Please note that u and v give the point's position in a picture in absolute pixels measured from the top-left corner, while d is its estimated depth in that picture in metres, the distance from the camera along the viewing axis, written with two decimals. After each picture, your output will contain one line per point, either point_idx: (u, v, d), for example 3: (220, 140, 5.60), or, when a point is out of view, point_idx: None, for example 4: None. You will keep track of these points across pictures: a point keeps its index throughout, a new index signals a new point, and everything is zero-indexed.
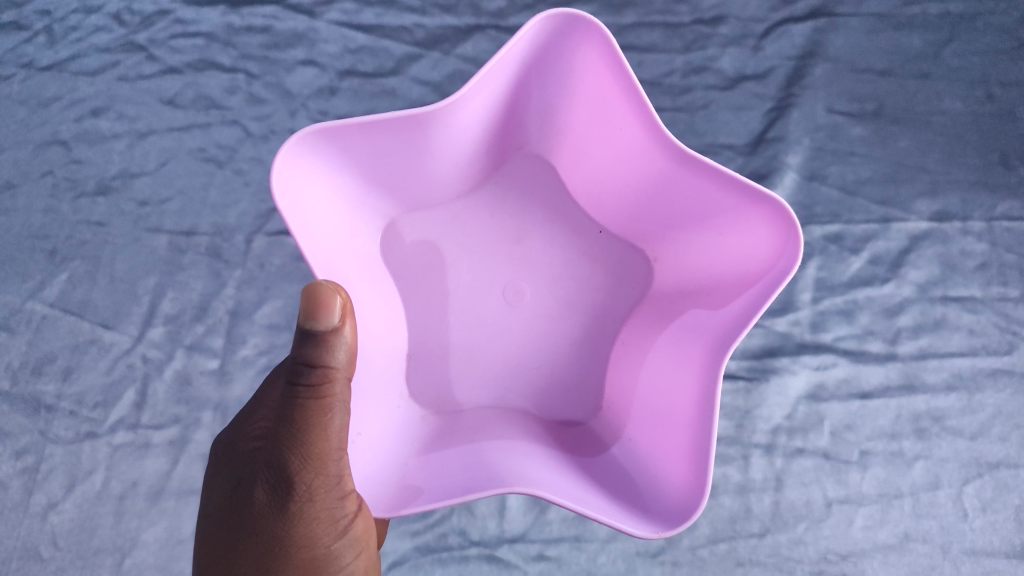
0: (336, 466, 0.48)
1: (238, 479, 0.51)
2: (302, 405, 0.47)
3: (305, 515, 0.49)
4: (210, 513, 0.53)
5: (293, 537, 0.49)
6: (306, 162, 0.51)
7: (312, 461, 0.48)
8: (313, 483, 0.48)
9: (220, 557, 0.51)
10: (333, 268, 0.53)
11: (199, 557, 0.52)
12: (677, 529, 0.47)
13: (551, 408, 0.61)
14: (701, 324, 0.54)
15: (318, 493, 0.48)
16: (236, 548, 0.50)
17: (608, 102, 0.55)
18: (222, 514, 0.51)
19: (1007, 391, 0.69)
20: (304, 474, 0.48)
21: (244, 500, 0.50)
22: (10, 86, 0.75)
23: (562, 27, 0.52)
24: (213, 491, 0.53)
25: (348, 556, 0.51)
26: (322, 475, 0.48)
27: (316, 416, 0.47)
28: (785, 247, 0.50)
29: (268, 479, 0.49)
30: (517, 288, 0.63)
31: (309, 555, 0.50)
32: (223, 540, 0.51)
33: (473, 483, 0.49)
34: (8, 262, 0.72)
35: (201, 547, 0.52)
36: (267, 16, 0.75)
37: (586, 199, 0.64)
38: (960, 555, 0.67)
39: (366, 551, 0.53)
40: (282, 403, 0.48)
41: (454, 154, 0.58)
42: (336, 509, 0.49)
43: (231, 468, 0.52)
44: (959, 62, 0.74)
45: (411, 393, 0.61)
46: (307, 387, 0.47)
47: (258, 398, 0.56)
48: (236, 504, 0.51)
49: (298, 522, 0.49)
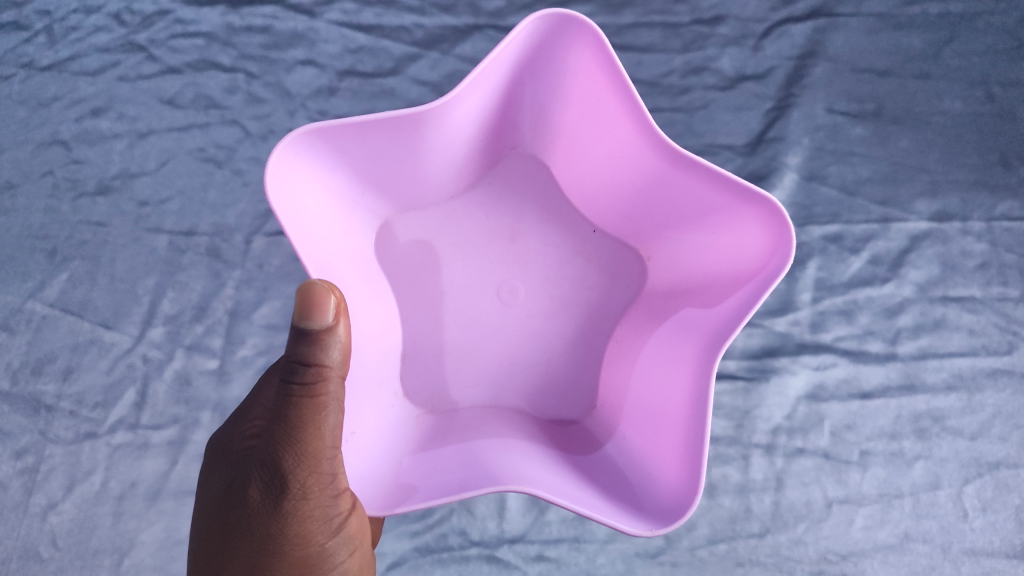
0: (330, 465, 0.48)
1: (232, 478, 0.51)
2: (296, 404, 0.47)
3: (299, 513, 0.49)
4: (204, 512, 0.53)
5: (288, 535, 0.49)
6: (300, 162, 0.51)
7: (306, 459, 0.48)
8: (308, 480, 0.48)
9: (214, 556, 0.51)
10: (327, 268, 0.53)
11: (193, 556, 0.52)
12: (670, 526, 0.47)
13: (545, 407, 0.61)
14: (694, 323, 0.54)
15: (312, 491, 0.48)
16: (231, 546, 0.50)
17: (602, 101, 0.55)
18: (216, 513, 0.51)
19: (1007, 391, 0.69)
20: (298, 472, 0.48)
21: (238, 499, 0.50)
22: (11, 86, 0.75)
23: (555, 28, 0.52)
24: (207, 489, 0.53)
25: (342, 554, 0.51)
26: (316, 473, 0.48)
27: (310, 414, 0.47)
28: (777, 245, 0.50)
29: (262, 477, 0.49)
30: (511, 287, 0.63)
31: (303, 553, 0.50)
32: (216, 539, 0.51)
33: (467, 481, 0.49)
34: (8, 263, 0.72)
35: (195, 546, 0.52)
36: (267, 16, 0.75)
37: (580, 198, 0.64)
38: (960, 555, 0.67)
39: (360, 549, 0.53)
40: (277, 402, 0.48)
41: (448, 153, 0.58)
42: (330, 507, 0.49)
43: (225, 467, 0.52)
44: (959, 62, 0.74)
45: (406, 392, 0.61)
46: (301, 385, 0.47)
47: (252, 397, 0.56)
48: (230, 502, 0.50)
49: (292, 520, 0.49)
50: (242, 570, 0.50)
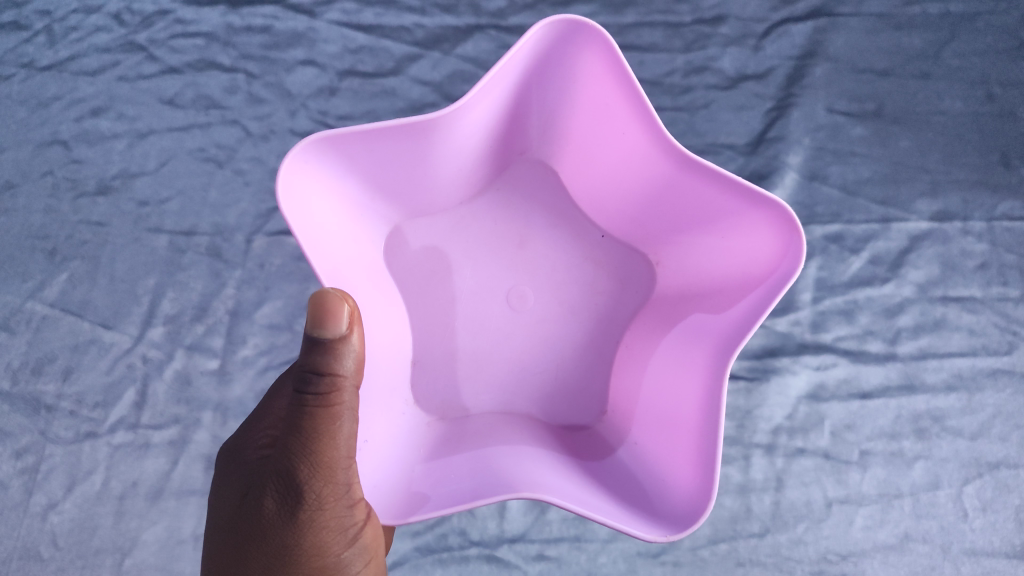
0: (345, 475, 0.48)
1: (246, 487, 0.52)
2: (310, 413, 0.47)
3: (315, 524, 0.49)
4: (217, 521, 0.53)
5: (304, 545, 0.49)
6: (311, 169, 0.51)
7: (321, 469, 0.48)
8: (323, 491, 0.48)
9: (230, 565, 0.51)
10: (339, 275, 0.53)
11: (207, 567, 0.52)
12: (685, 532, 0.47)
13: (556, 412, 0.61)
14: (705, 328, 0.54)
15: (328, 501, 0.48)
16: (247, 557, 0.50)
17: (611, 106, 0.55)
18: (230, 522, 0.51)
19: (1007, 391, 0.69)
20: (313, 482, 0.48)
21: (253, 509, 0.50)
22: (10, 86, 0.75)
23: (563, 34, 0.52)
24: (222, 499, 0.53)
25: (358, 564, 0.51)
26: (331, 483, 0.48)
27: (324, 424, 0.47)
28: (787, 249, 0.50)
29: (277, 487, 0.49)
30: (521, 293, 0.63)
31: (319, 563, 0.50)
32: (232, 549, 0.51)
33: (478, 488, 0.49)
34: (8, 262, 0.72)
35: (210, 555, 0.52)
36: (267, 16, 0.75)
37: (588, 203, 0.64)
38: (960, 555, 0.67)
39: (376, 559, 0.53)
40: (291, 410, 0.48)
41: (458, 159, 0.58)
42: (346, 517, 0.49)
43: (240, 476, 0.53)
44: (958, 62, 0.74)
45: (417, 399, 0.60)
46: (315, 395, 0.47)
47: (264, 406, 0.57)
48: (245, 513, 0.51)
49: (308, 531, 0.49)
50: None
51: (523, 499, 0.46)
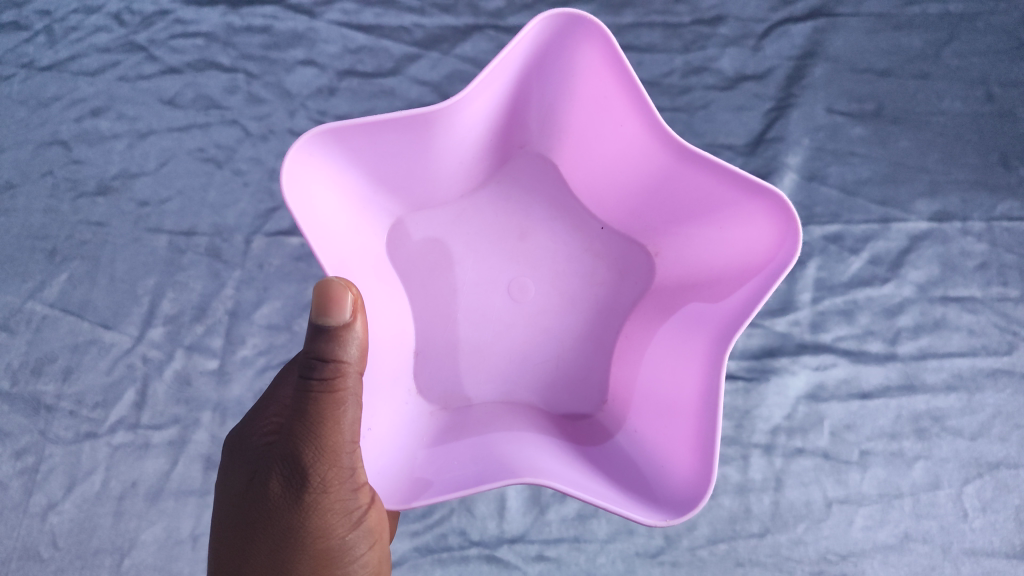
0: (350, 459, 0.49)
1: (253, 472, 0.52)
2: (317, 398, 0.48)
3: (319, 507, 0.49)
4: (224, 505, 0.53)
5: (309, 528, 0.50)
6: (315, 161, 0.51)
7: (327, 453, 0.48)
8: (327, 475, 0.48)
9: (237, 548, 0.51)
10: (343, 266, 0.53)
11: (213, 551, 0.52)
12: (686, 516, 0.47)
13: (557, 402, 0.61)
14: (704, 316, 0.54)
15: (333, 484, 0.49)
16: (253, 540, 0.50)
17: (609, 100, 0.55)
18: (237, 506, 0.52)
19: (1007, 391, 0.69)
20: (318, 466, 0.48)
21: (260, 492, 0.50)
22: (10, 86, 0.75)
23: (561, 28, 0.52)
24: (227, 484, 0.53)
25: (362, 547, 0.52)
26: (336, 467, 0.48)
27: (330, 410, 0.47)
28: (783, 239, 0.50)
29: (283, 471, 0.50)
30: (522, 285, 0.63)
31: (324, 545, 0.50)
32: (238, 533, 0.51)
33: (478, 475, 0.49)
34: (8, 263, 0.72)
35: (216, 540, 0.52)
36: (267, 16, 0.75)
37: (587, 195, 0.64)
38: (960, 555, 0.67)
39: (381, 542, 0.53)
40: (297, 397, 0.49)
41: (458, 151, 0.58)
42: (350, 501, 0.49)
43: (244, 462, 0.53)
44: (958, 61, 0.74)
45: (420, 390, 0.60)
46: (320, 381, 0.47)
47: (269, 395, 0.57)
48: (252, 496, 0.51)
49: (313, 514, 0.49)
50: (265, 562, 0.50)
51: (523, 484, 0.46)
